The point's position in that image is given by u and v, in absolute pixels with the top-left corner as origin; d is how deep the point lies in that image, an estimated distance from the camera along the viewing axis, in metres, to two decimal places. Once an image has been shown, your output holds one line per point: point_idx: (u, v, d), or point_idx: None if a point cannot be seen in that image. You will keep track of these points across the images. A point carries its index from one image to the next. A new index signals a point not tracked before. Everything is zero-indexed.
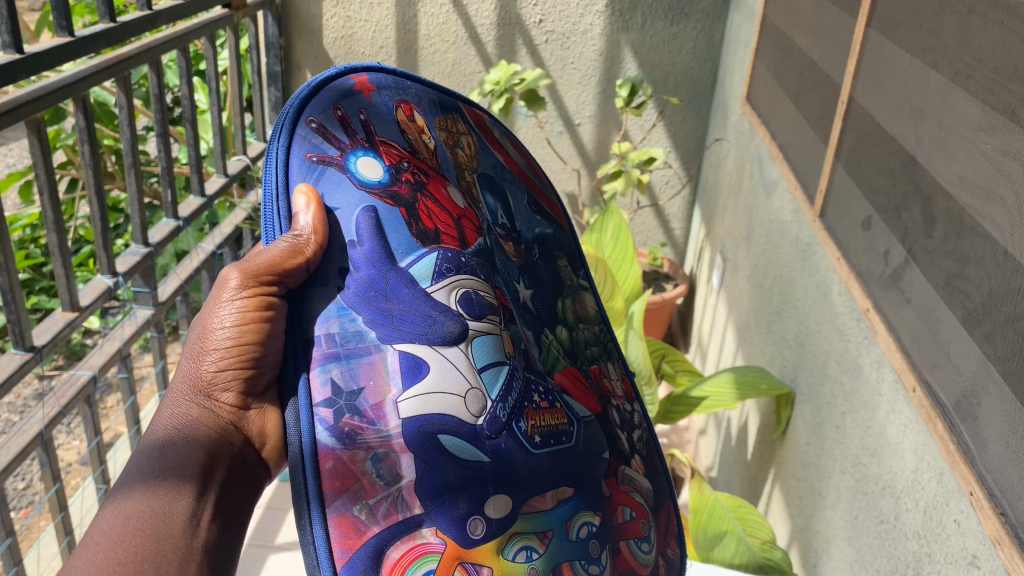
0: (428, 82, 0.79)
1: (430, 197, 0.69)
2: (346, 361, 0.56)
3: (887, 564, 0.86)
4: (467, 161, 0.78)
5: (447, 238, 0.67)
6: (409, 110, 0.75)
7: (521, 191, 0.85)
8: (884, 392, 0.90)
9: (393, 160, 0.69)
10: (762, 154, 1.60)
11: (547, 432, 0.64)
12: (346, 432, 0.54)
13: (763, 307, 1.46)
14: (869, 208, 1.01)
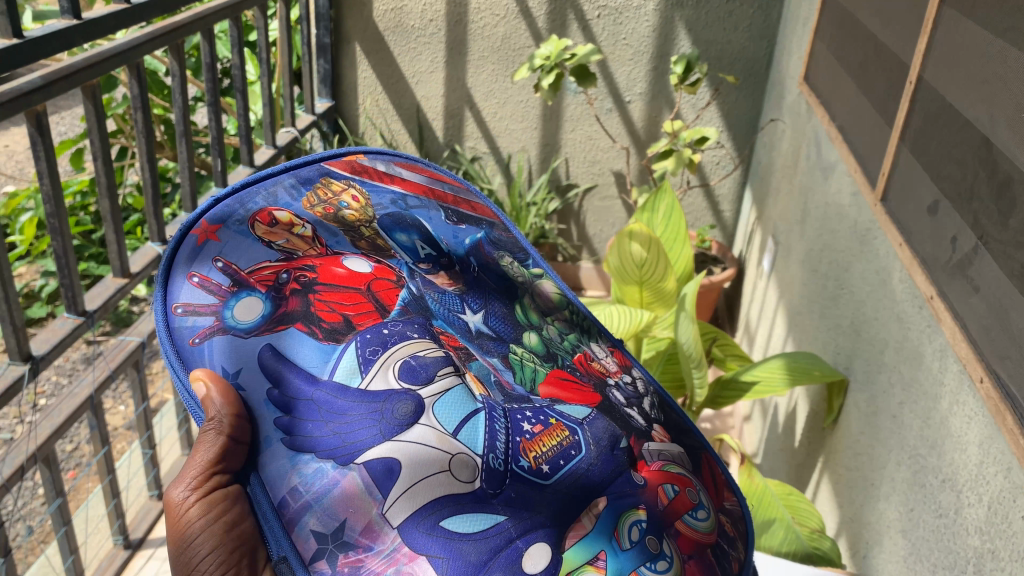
0: (274, 171, 0.69)
1: (324, 287, 0.61)
2: (316, 503, 0.49)
3: (945, 559, 0.84)
4: (359, 215, 0.68)
5: (364, 318, 0.59)
6: (269, 213, 0.65)
7: (434, 208, 0.71)
8: (947, 383, 0.87)
9: (268, 277, 0.60)
10: (820, 135, 1.56)
11: (552, 456, 0.56)
12: (347, 572, 0.47)
13: (817, 292, 1.43)
14: (937, 193, 0.97)
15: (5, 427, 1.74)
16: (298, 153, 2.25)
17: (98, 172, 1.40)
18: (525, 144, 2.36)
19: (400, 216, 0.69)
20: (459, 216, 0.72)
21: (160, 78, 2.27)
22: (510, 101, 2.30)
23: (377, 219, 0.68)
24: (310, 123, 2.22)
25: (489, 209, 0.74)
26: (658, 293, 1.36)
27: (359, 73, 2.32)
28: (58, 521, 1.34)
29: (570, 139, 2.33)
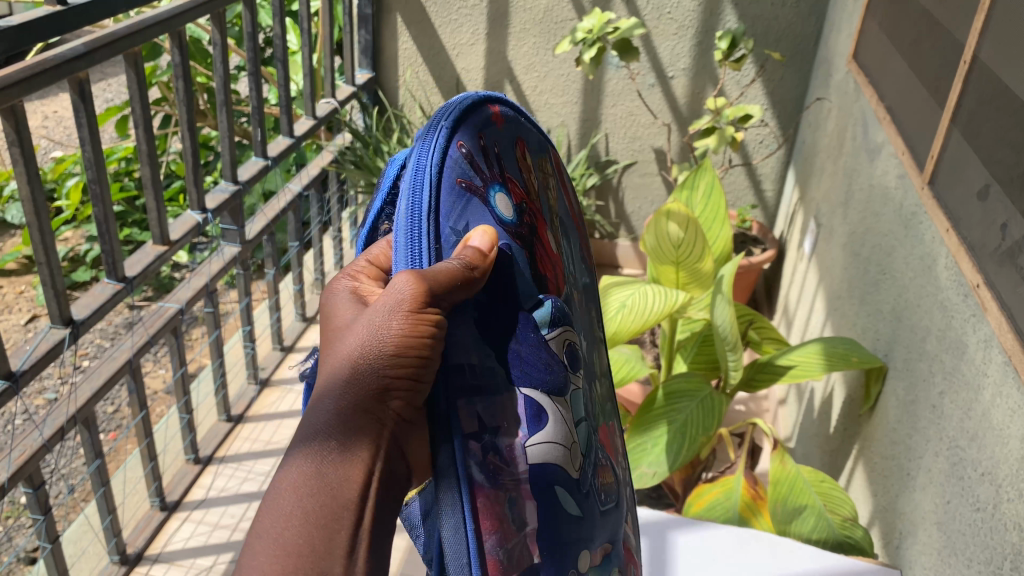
0: (531, 123, 0.73)
1: (541, 242, 0.64)
2: (487, 397, 0.47)
3: (981, 555, 0.82)
4: (551, 202, 0.72)
5: (549, 278, 0.62)
6: (520, 148, 0.68)
7: (573, 236, 0.78)
8: (991, 374, 0.85)
9: (518, 198, 0.62)
10: (867, 115, 1.52)
11: (606, 491, 0.61)
12: (491, 469, 0.46)
13: (858, 276, 1.40)
14: (988, 177, 0.94)
15: (48, 387, 1.78)
16: (337, 124, 2.25)
17: (139, 139, 1.41)
18: (564, 119, 2.33)
19: (564, 225, 0.76)
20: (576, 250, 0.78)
21: (203, 47, 2.28)
22: (550, 75, 2.27)
23: (556, 214, 0.73)
24: (350, 94, 2.22)
25: (590, 263, 0.84)
26: (695, 273, 1.33)
27: (400, 44, 2.31)
28: (97, 482, 1.37)
29: (611, 114, 2.30)
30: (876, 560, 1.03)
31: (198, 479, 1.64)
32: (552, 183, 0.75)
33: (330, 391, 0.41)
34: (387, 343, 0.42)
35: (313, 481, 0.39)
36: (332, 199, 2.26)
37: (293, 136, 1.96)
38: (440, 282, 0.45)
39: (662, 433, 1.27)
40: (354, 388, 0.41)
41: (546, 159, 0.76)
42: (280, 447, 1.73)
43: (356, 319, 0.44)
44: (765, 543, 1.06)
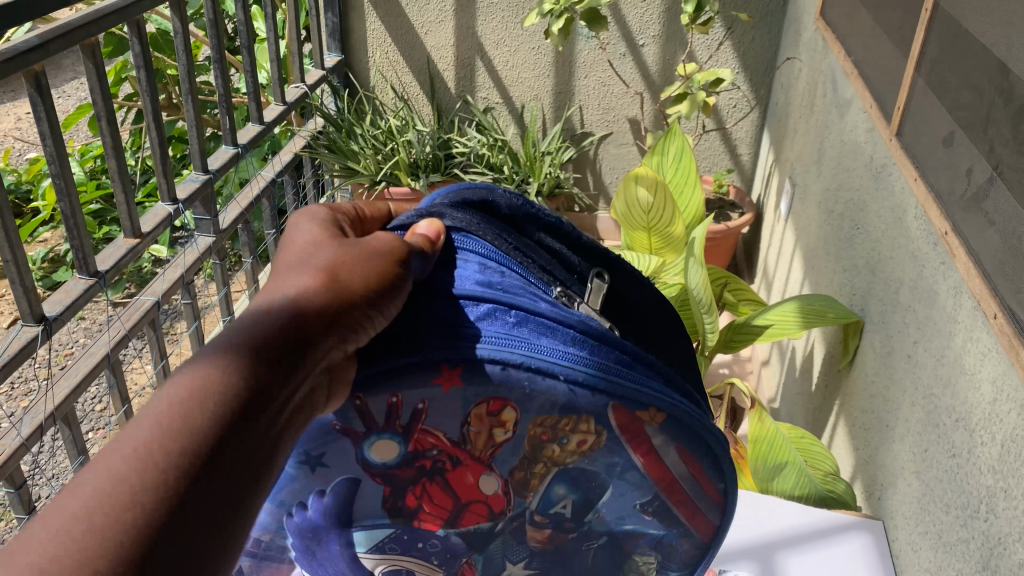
0: (608, 361, 0.62)
1: (441, 482, 0.64)
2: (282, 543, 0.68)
3: (957, 499, 0.83)
4: (561, 454, 0.63)
5: (430, 516, 0.66)
6: (499, 406, 0.61)
7: (643, 492, 0.67)
8: (961, 320, 0.85)
9: (422, 445, 0.62)
10: (836, 72, 1.51)
11: None
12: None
13: (834, 233, 1.40)
14: (953, 124, 0.94)
15: (32, 388, 1.76)
16: (308, 109, 2.23)
17: (103, 134, 1.39)
18: (538, 93, 2.32)
19: (588, 476, 0.66)
20: (659, 507, 0.68)
21: (170, 40, 2.25)
22: (521, 49, 2.26)
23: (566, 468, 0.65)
24: (320, 78, 2.19)
25: (705, 519, 0.70)
26: (667, 238, 1.33)
27: (368, 25, 2.28)
28: None
29: (583, 85, 2.29)
30: (858, 512, 1.04)
31: None
32: (634, 449, 0.64)
33: (255, 323, 0.50)
34: (314, 306, 0.52)
35: (217, 389, 0.46)
36: (308, 184, 2.25)
37: (264, 123, 1.93)
38: (382, 283, 0.57)
39: None
40: (280, 327, 0.50)
41: (664, 417, 0.63)
42: None
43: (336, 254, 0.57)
44: (748, 501, 1.06)
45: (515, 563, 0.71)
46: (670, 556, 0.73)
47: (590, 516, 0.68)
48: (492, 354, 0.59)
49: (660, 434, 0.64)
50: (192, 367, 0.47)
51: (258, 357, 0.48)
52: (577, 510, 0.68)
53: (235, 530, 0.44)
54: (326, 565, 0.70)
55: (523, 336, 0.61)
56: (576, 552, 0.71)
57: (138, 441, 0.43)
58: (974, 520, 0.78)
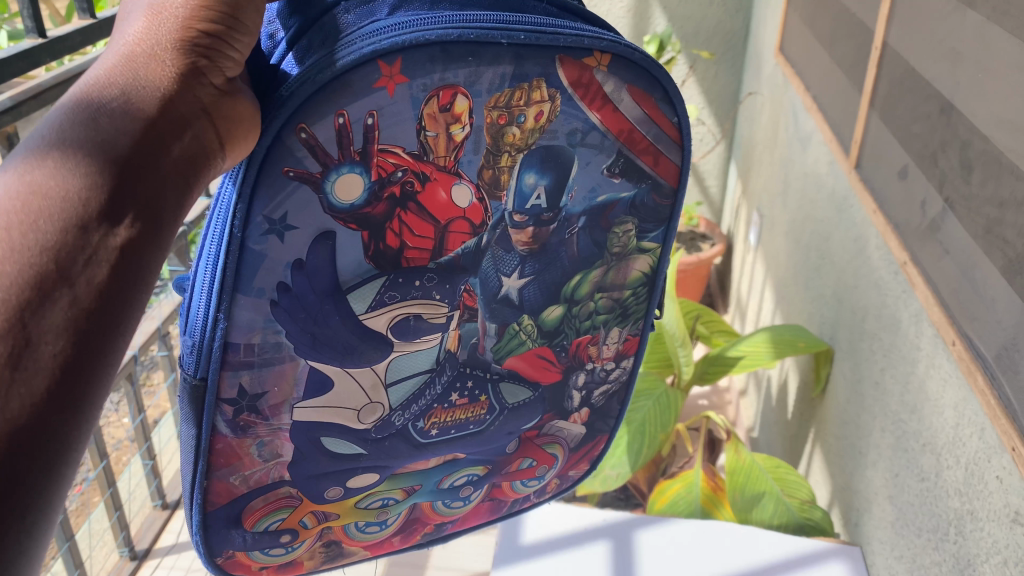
0: (543, 27, 0.51)
1: (416, 209, 0.52)
2: (257, 369, 0.53)
3: (928, 522, 0.84)
4: (521, 137, 0.54)
5: (416, 253, 0.54)
6: (450, 96, 0.50)
7: (607, 153, 0.57)
8: (923, 347, 0.87)
9: (384, 171, 0.50)
10: (796, 106, 1.56)
11: (447, 423, 0.63)
12: (241, 425, 0.54)
13: (802, 263, 1.43)
14: (906, 157, 0.97)
15: None
16: None
17: None
18: None
19: (557, 154, 0.56)
20: (627, 166, 0.59)
21: None
22: None
23: (533, 149, 0.55)
24: None
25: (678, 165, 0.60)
26: None
27: None
28: (61, 538, 1.35)
29: None
30: (835, 539, 1.05)
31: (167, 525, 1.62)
32: (588, 109, 0.55)
33: (90, 87, 0.37)
34: (162, 55, 0.39)
35: (48, 163, 0.33)
36: None
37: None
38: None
39: (622, 434, 1.28)
40: (120, 82, 0.37)
41: (611, 57, 0.53)
42: None
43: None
44: (728, 531, 1.07)
45: (508, 276, 0.60)
46: (652, 217, 0.62)
47: (563, 201, 0.58)
48: (419, 37, 0.47)
49: (611, 78, 0.54)
50: (8, 162, 0.34)
51: (105, 124, 0.35)
52: (553, 197, 0.57)
53: (124, 310, 0.32)
54: (325, 343, 0.54)
55: (441, 16, 0.49)
56: (561, 244, 0.60)
57: None
58: (944, 542, 0.80)
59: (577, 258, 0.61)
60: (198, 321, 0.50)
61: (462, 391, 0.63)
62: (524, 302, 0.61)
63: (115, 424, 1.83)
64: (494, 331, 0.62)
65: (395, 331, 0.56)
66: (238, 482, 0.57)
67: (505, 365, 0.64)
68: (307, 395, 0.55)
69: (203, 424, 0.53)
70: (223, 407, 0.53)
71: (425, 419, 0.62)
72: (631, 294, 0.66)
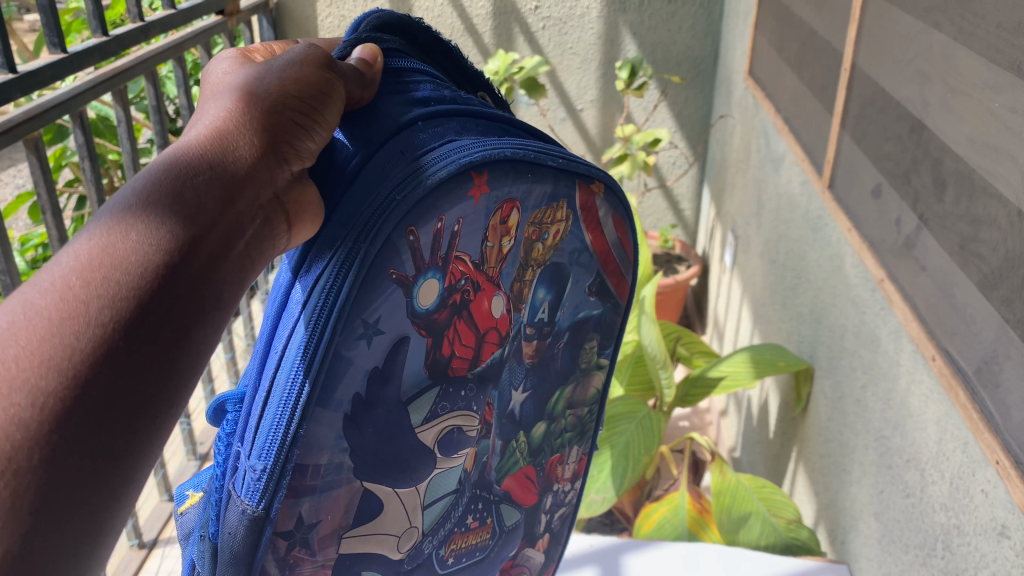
0: (565, 155, 0.56)
1: (466, 317, 0.54)
2: (318, 494, 0.48)
3: (915, 538, 0.85)
4: (541, 254, 0.59)
5: (459, 362, 0.55)
6: (507, 210, 0.54)
7: (592, 272, 0.65)
8: (904, 363, 0.88)
9: (454, 278, 0.52)
10: (767, 127, 1.58)
11: (460, 553, 0.64)
12: (289, 562, 0.49)
13: (778, 282, 1.44)
14: (879, 175, 0.98)
15: None
16: None
17: (48, 225, 1.35)
18: None
19: (561, 272, 0.62)
20: (601, 284, 0.66)
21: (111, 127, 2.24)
22: None
23: (541, 268, 0.60)
24: None
25: (631, 288, 0.69)
26: None
27: None
28: None
29: None
30: (822, 558, 1.05)
31: (143, 563, 1.60)
32: (589, 230, 0.62)
33: (173, 154, 0.39)
34: (246, 133, 0.41)
35: (130, 239, 0.36)
36: None
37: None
38: (319, 82, 0.45)
39: (606, 458, 1.28)
40: (204, 156, 0.40)
41: (603, 187, 0.61)
42: None
43: (256, 74, 0.45)
44: (717, 554, 1.07)
45: (515, 391, 0.64)
46: (608, 334, 0.70)
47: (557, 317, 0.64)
48: (503, 153, 0.50)
49: (604, 205, 0.62)
50: (97, 221, 0.37)
51: (187, 197, 0.38)
52: (552, 312, 0.63)
53: (176, 388, 0.35)
54: (385, 466, 0.51)
55: (505, 138, 0.52)
56: (551, 355, 0.66)
57: (43, 314, 0.33)
58: (932, 558, 0.80)
59: (558, 373, 0.68)
60: (277, 434, 0.43)
61: (475, 514, 0.64)
62: (520, 417, 0.65)
63: None
64: (500, 449, 0.65)
65: (441, 447, 0.55)
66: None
67: (503, 486, 0.67)
68: (356, 523, 0.51)
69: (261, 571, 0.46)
70: (277, 542, 0.48)
71: (446, 546, 0.61)
72: (586, 411, 0.74)
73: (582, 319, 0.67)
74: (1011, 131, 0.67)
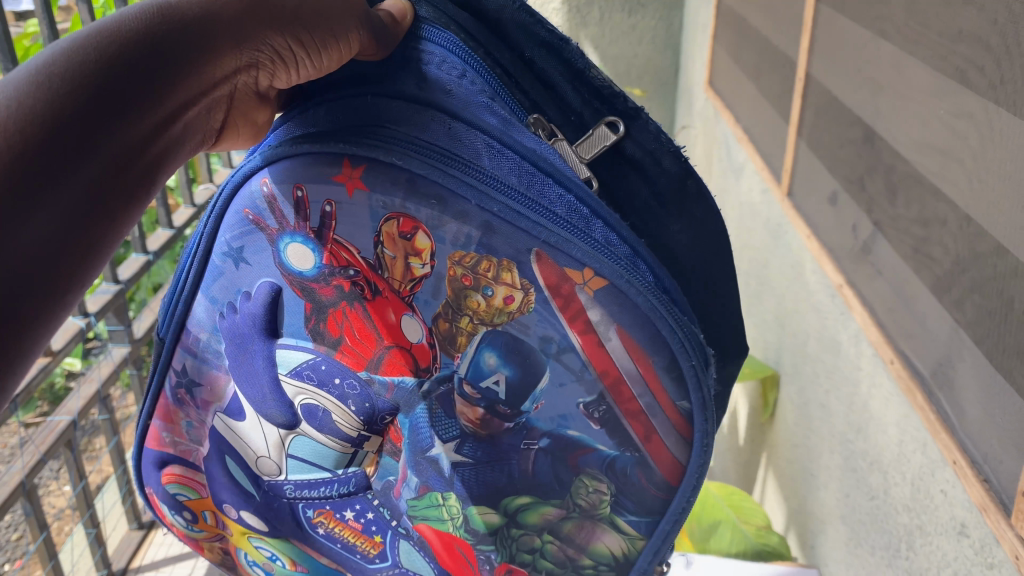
0: (543, 210, 0.53)
1: (361, 311, 0.59)
2: (197, 360, 0.66)
3: (880, 540, 0.85)
4: (488, 311, 0.55)
5: (350, 350, 0.60)
6: (410, 225, 0.55)
7: (584, 391, 0.56)
8: (864, 367, 0.89)
9: (338, 260, 0.58)
10: (727, 137, 1.60)
11: (336, 534, 0.69)
12: (178, 397, 0.68)
13: (742, 290, 1.45)
14: (834, 182, 1.00)
15: None
16: None
17: None
18: None
19: (525, 353, 0.56)
20: (608, 416, 0.56)
21: None
22: None
23: (494, 330, 0.56)
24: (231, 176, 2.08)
25: (663, 450, 0.57)
26: None
27: None
28: None
29: None
30: (794, 563, 1.05)
31: None
32: (572, 326, 0.54)
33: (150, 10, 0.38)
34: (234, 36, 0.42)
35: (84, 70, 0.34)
36: None
37: (197, 205, 1.86)
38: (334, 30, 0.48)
39: None
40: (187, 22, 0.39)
41: (598, 282, 0.53)
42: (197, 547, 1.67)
43: None
44: (687, 562, 1.07)
45: (441, 440, 0.61)
46: (632, 495, 0.59)
47: (527, 407, 0.57)
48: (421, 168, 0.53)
49: (596, 305, 0.54)
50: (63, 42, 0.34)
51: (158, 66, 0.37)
52: (513, 394, 0.57)
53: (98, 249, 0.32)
54: (247, 382, 0.64)
55: (474, 157, 0.53)
56: (513, 450, 0.59)
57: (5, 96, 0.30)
58: (897, 559, 0.81)
59: (529, 478, 0.60)
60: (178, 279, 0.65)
61: (358, 514, 0.67)
62: (455, 480, 0.62)
63: (54, 492, 1.75)
64: (415, 487, 0.63)
65: (301, 410, 0.63)
66: (168, 439, 0.71)
67: (417, 529, 0.65)
68: (225, 408, 0.66)
69: (157, 376, 0.69)
70: (171, 373, 0.68)
71: (315, 511, 0.68)
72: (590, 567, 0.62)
73: (575, 439, 0.57)
74: (957, 136, 0.68)
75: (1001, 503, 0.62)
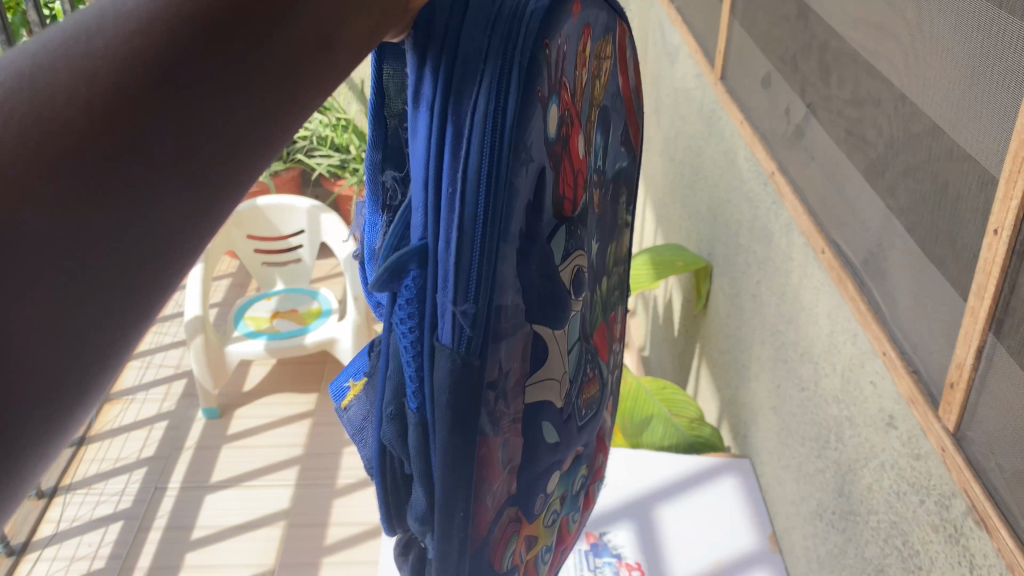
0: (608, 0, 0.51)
1: (568, 160, 0.46)
2: (507, 336, 0.43)
3: (811, 431, 0.84)
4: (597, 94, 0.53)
5: (566, 195, 0.47)
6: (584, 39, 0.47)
7: (622, 119, 0.60)
8: (796, 258, 0.86)
9: (563, 115, 0.44)
10: (662, 20, 1.53)
11: (589, 404, 0.58)
12: (494, 417, 0.44)
13: (677, 181, 1.41)
14: (767, 64, 0.95)
15: None
16: None
17: None
18: None
19: (607, 115, 0.57)
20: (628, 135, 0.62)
21: None
22: None
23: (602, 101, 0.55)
24: None
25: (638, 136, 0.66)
26: None
27: None
28: None
29: None
30: (724, 453, 1.06)
31: (46, 514, 1.51)
32: (620, 71, 0.58)
33: None
34: None
35: None
36: None
37: None
38: None
39: None
40: None
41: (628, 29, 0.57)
42: (130, 461, 1.63)
43: None
44: (621, 456, 1.05)
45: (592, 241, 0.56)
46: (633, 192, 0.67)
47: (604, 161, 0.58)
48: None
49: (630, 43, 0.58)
50: None
51: None
52: (603, 157, 0.57)
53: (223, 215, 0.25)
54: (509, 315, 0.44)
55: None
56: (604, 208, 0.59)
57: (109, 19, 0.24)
58: (826, 450, 0.81)
59: (610, 224, 0.62)
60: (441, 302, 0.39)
61: (587, 364, 0.57)
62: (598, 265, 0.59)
63: None
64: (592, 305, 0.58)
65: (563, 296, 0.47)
66: (489, 505, 0.46)
67: (595, 343, 0.60)
68: (533, 369, 0.47)
69: (480, 416, 0.42)
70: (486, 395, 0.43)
71: (578, 397, 0.55)
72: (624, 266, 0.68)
73: (619, 168, 0.62)
74: (892, 9, 0.64)
75: (929, 394, 0.60)
